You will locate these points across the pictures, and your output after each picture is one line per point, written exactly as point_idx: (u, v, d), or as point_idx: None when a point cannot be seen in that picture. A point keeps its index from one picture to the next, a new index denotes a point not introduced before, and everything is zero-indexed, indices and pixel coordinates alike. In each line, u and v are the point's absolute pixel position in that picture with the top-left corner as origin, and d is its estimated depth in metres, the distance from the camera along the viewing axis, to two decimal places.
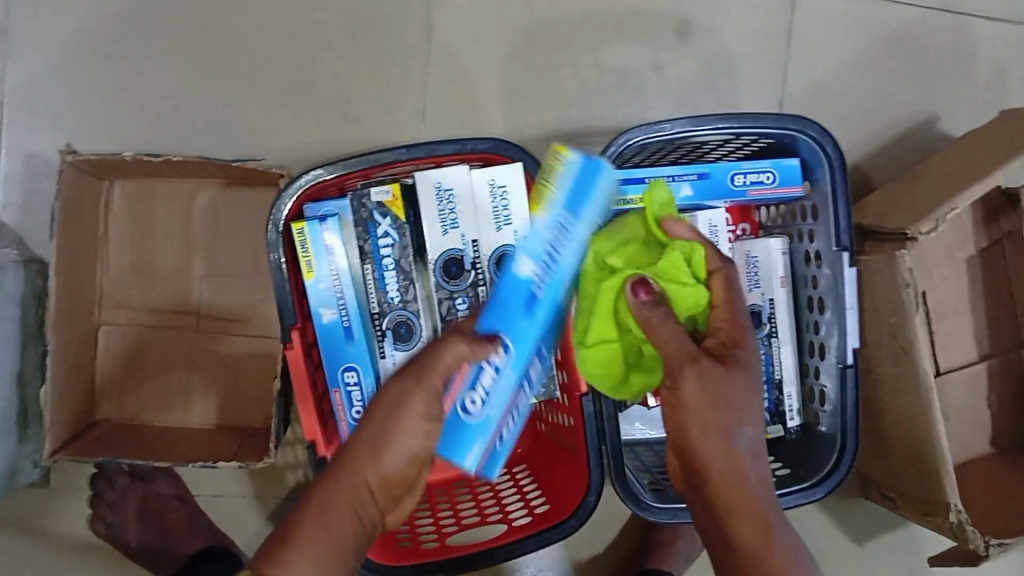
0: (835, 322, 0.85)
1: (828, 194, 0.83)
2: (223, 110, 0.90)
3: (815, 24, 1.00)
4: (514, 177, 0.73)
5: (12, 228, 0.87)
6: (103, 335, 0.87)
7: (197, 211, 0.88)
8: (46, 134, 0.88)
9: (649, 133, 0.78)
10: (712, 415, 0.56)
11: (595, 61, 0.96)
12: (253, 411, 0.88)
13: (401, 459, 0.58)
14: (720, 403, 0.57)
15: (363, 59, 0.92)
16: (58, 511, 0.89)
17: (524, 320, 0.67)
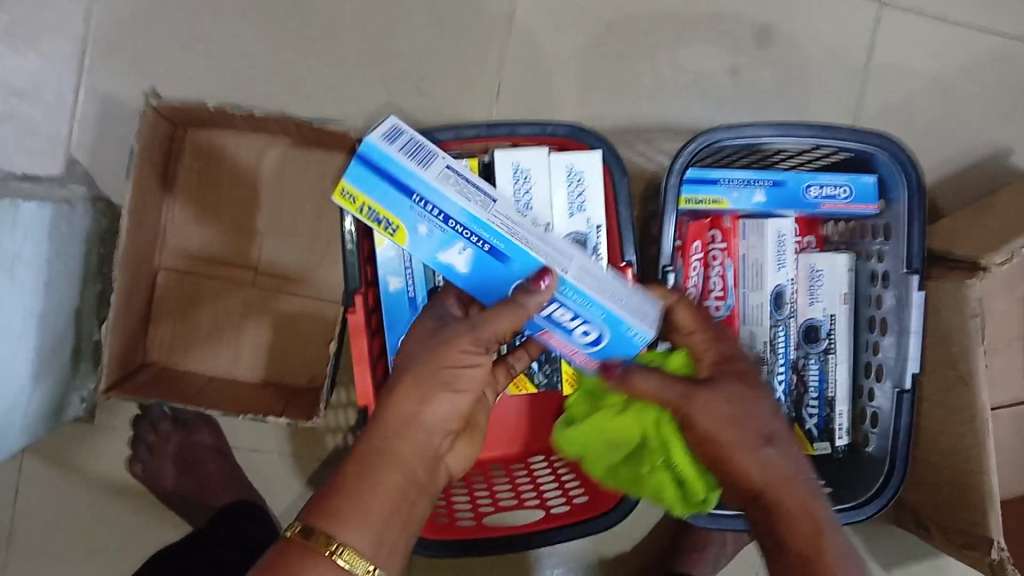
0: (895, 346, 0.84)
1: (903, 216, 0.82)
2: (299, 70, 0.90)
3: (898, 43, 0.98)
4: (592, 165, 0.73)
5: (83, 167, 0.87)
6: (161, 281, 0.87)
7: (265, 167, 0.87)
8: (122, 77, 0.88)
9: (733, 135, 0.77)
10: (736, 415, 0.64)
11: (675, 58, 0.95)
12: (301, 371, 0.88)
13: (442, 412, 0.58)
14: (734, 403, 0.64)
15: (442, 34, 0.91)
16: (99, 453, 0.90)
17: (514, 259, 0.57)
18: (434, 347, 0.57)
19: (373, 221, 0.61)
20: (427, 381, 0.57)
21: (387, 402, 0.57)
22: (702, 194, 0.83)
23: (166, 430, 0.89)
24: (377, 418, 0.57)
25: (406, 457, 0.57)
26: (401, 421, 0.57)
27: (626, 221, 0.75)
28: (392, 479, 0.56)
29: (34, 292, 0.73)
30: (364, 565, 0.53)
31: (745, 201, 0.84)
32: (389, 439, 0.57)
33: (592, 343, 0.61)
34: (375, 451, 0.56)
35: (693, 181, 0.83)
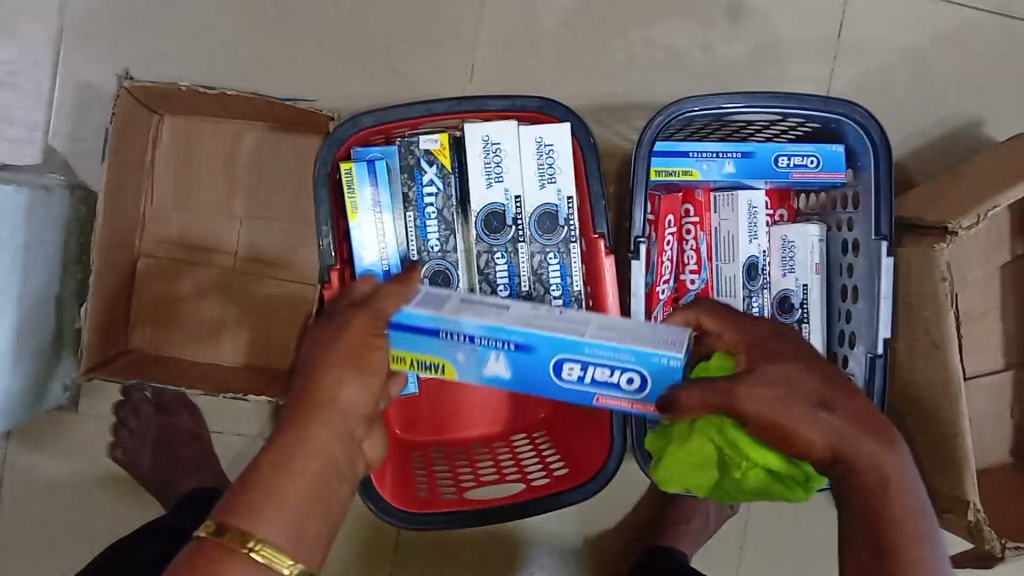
0: (865, 313, 0.86)
1: (872, 183, 0.83)
2: (275, 56, 0.91)
3: (867, 17, 1.00)
4: (561, 136, 0.74)
5: (60, 154, 0.88)
6: (141, 266, 0.88)
7: (242, 151, 0.88)
8: (99, 65, 0.88)
9: (702, 106, 0.79)
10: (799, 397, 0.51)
11: (646, 36, 0.96)
12: (282, 353, 0.89)
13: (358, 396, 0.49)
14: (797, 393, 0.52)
15: (415, 17, 0.92)
16: (82, 439, 0.90)
17: (537, 342, 0.51)
18: (337, 327, 0.51)
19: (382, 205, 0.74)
20: (341, 356, 0.49)
21: (300, 389, 0.49)
22: (673, 166, 0.84)
23: (148, 413, 0.89)
24: (295, 402, 0.49)
25: (328, 446, 0.48)
26: (316, 404, 0.48)
27: (597, 194, 0.75)
28: (312, 468, 0.47)
29: (11, 276, 0.74)
30: (289, 562, 0.45)
31: (716, 172, 0.85)
32: (305, 426, 0.48)
33: (632, 385, 0.52)
34: (287, 442, 0.47)
35: (662, 153, 0.84)
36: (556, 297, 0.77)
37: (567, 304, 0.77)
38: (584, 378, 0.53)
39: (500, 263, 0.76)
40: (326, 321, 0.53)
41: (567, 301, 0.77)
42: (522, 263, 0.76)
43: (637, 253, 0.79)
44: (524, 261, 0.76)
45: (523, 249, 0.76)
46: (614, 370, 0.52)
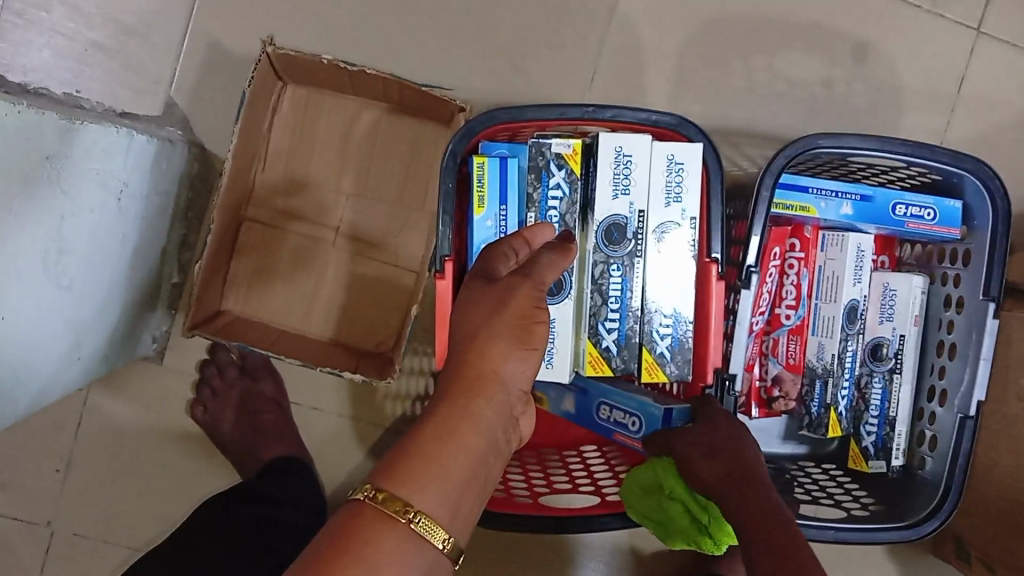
0: (961, 372, 0.84)
1: (987, 241, 0.82)
2: (402, 38, 0.91)
3: (992, 74, 0.99)
4: (694, 156, 0.74)
5: (181, 110, 0.88)
6: (244, 230, 0.88)
7: (359, 129, 0.88)
8: (230, 24, 0.89)
9: (832, 143, 0.78)
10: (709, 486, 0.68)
11: (768, 66, 0.96)
12: (370, 333, 0.89)
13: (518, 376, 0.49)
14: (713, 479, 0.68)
15: (543, 18, 0.92)
16: (162, 394, 0.91)
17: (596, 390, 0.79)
18: (501, 295, 0.51)
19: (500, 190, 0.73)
20: (505, 327, 0.50)
21: (458, 355, 0.50)
22: (791, 200, 0.83)
23: (233, 376, 0.89)
24: (459, 369, 0.49)
25: (489, 420, 0.47)
26: (479, 374, 0.48)
27: (717, 215, 0.75)
28: (476, 442, 0.46)
29: (132, 224, 0.75)
30: (444, 536, 0.44)
31: (831, 212, 0.85)
32: (468, 399, 0.47)
33: (632, 430, 0.76)
34: (453, 410, 0.47)
35: (785, 186, 0.83)
36: (666, 316, 0.76)
37: (676, 324, 0.76)
38: (613, 420, 0.78)
39: (615, 276, 0.76)
40: (485, 283, 0.53)
41: (677, 321, 0.76)
42: (636, 277, 0.76)
43: (748, 283, 0.77)
44: (637, 276, 0.76)
45: (639, 263, 0.76)
46: (626, 416, 0.76)
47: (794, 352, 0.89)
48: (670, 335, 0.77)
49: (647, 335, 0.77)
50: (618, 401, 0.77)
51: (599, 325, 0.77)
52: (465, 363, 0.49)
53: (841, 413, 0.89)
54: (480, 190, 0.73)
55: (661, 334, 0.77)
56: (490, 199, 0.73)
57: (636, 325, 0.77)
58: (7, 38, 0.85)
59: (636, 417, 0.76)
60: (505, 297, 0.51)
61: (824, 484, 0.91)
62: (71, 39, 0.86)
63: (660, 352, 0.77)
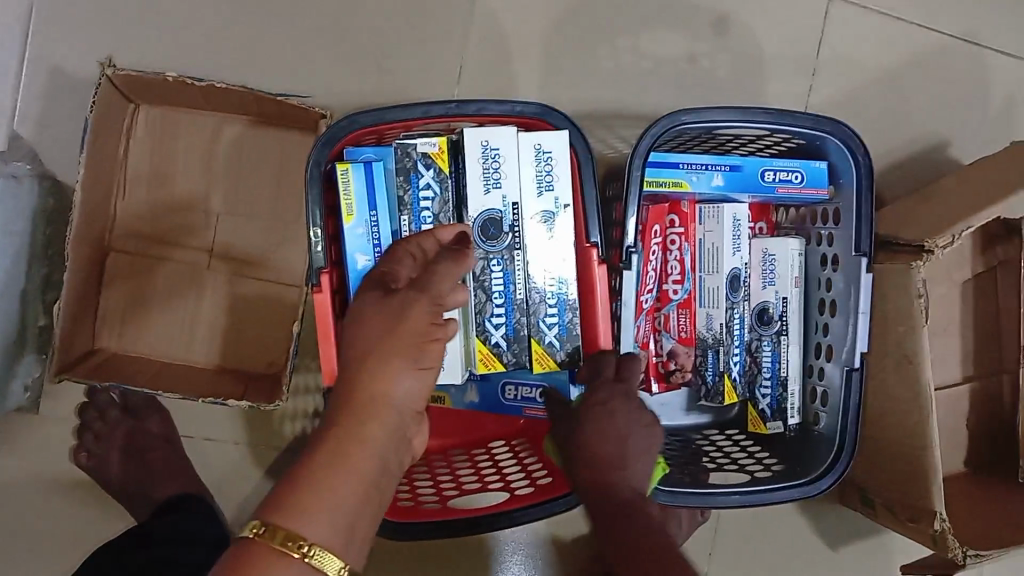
0: (844, 327, 0.87)
1: (853, 199, 0.85)
2: (258, 48, 0.88)
3: (845, 36, 1.02)
4: (560, 144, 0.74)
5: (28, 142, 0.83)
6: (110, 262, 0.84)
7: (222, 145, 0.85)
8: (71, 48, 0.84)
9: (694, 118, 0.79)
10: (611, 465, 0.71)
11: (634, 46, 0.96)
12: (257, 354, 0.86)
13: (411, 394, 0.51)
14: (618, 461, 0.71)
15: (403, 15, 0.91)
16: (42, 442, 0.86)
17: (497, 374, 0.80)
18: (395, 312, 0.52)
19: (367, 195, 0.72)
20: (398, 348, 0.50)
21: (350, 378, 0.51)
22: (664, 177, 0.85)
23: (115, 416, 0.85)
24: (352, 393, 0.50)
25: (380, 441, 0.49)
26: (369, 399, 0.50)
27: (592, 201, 0.75)
28: (367, 464, 0.48)
29: None
30: (339, 564, 0.45)
31: (705, 185, 0.86)
32: (358, 423, 0.49)
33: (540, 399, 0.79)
34: (343, 435, 0.49)
35: (656, 165, 0.85)
36: (551, 306, 0.77)
37: (561, 312, 0.77)
38: (520, 396, 0.80)
39: (496, 270, 0.76)
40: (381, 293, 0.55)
41: (562, 309, 0.77)
42: (517, 270, 0.76)
43: (629, 263, 0.78)
44: (519, 268, 0.76)
45: (519, 256, 0.75)
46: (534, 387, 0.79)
47: (685, 328, 0.90)
48: (557, 323, 0.77)
49: (534, 327, 0.77)
50: (523, 377, 0.79)
51: (486, 321, 0.77)
52: (355, 385, 0.50)
53: (735, 379, 0.91)
54: (346, 196, 0.72)
55: (550, 324, 0.77)
56: (359, 205, 0.72)
57: (524, 318, 0.77)
58: None
59: (542, 389, 0.79)
60: (398, 314, 0.51)
61: (725, 448, 0.93)
62: None
63: (549, 342, 0.78)
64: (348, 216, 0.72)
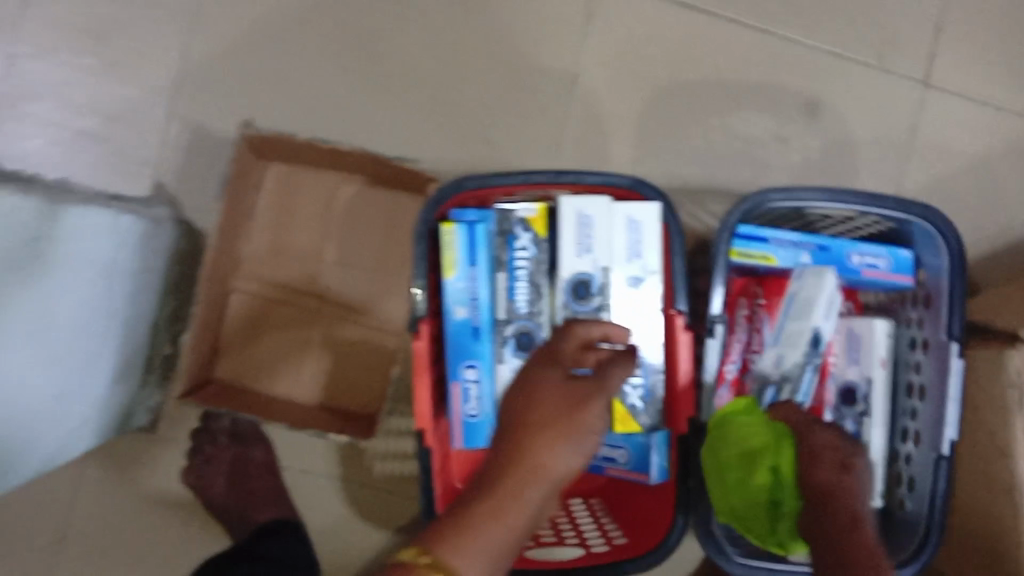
0: (932, 414, 0.86)
1: (944, 287, 0.85)
2: (376, 114, 0.96)
3: (939, 124, 1.04)
4: (651, 215, 0.77)
5: (169, 190, 0.93)
6: (233, 301, 0.92)
7: (339, 202, 0.93)
8: (212, 110, 0.94)
9: (785, 197, 0.82)
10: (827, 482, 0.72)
11: (727, 124, 1.00)
12: (355, 396, 0.92)
13: (563, 469, 0.61)
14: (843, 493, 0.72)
15: (510, 89, 0.98)
16: (154, 463, 0.93)
17: None
18: (574, 397, 0.64)
19: (468, 254, 0.77)
20: (569, 429, 0.62)
21: (522, 441, 0.62)
22: (753, 250, 0.87)
23: (224, 443, 0.92)
24: (516, 446, 0.62)
25: (531, 501, 0.59)
26: (532, 467, 0.60)
27: (679, 271, 0.78)
28: (519, 522, 0.57)
29: (120, 299, 0.78)
30: None
31: (790, 261, 0.88)
32: (517, 490, 0.58)
33: (623, 461, 0.82)
34: (506, 492, 0.58)
35: (744, 237, 0.87)
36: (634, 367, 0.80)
37: (644, 374, 0.80)
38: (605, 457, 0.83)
39: None
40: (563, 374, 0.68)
41: (645, 371, 0.80)
42: None
43: (713, 333, 0.80)
44: None
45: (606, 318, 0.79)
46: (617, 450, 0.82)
47: None
48: (640, 385, 0.81)
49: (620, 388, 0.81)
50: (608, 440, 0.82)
51: None
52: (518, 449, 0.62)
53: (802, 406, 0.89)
54: (446, 253, 0.77)
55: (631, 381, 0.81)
56: (461, 262, 0.77)
57: None
58: (2, 130, 0.91)
59: (624, 449, 0.82)
60: (577, 399, 0.64)
61: None
62: (61, 127, 0.92)
63: (632, 402, 0.81)
64: (451, 270, 0.77)
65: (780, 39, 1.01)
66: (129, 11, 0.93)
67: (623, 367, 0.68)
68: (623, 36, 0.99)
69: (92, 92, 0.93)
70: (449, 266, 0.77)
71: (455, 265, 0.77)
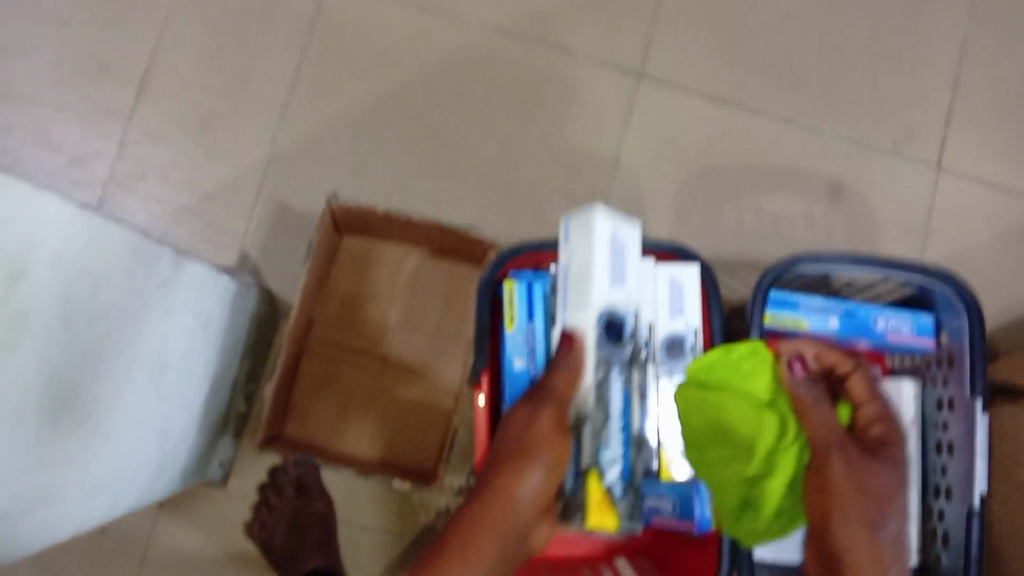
0: (961, 468, 0.90)
1: (966, 349, 0.90)
2: (438, 194, 1.06)
3: (957, 204, 1.12)
4: (693, 277, 0.86)
5: (252, 261, 1.03)
6: (305, 361, 1.00)
7: (405, 273, 1.02)
8: (295, 189, 1.05)
9: (814, 264, 0.89)
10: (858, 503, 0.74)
11: (757, 204, 1.10)
12: (414, 453, 0.99)
13: (531, 491, 0.73)
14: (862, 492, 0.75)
15: (559, 173, 1.08)
16: (223, 512, 0.99)
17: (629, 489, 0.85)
18: (526, 430, 0.75)
19: (528, 309, 0.84)
20: (525, 458, 0.73)
21: (496, 477, 0.74)
22: (787, 314, 0.94)
23: (289, 495, 0.97)
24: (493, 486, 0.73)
25: (502, 525, 0.71)
26: (504, 494, 0.72)
27: (718, 329, 0.86)
28: (489, 543, 0.70)
29: (214, 351, 0.87)
30: None
31: (821, 324, 0.95)
32: (484, 513, 0.72)
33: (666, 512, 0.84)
34: (477, 517, 0.72)
35: (778, 302, 0.94)
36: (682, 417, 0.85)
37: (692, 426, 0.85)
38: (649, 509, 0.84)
39: None
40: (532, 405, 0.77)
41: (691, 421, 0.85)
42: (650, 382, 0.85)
43: None
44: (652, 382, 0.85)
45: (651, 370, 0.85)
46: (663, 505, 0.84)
47: None
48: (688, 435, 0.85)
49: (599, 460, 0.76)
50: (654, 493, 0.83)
51: None
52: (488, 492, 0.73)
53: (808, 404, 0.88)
54: (506, 309, 0.85)
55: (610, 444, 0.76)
56: (523, 316, 0.84)
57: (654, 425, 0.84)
58: (113, 206, 1.03)
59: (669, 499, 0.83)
60: (529, 436, 0.74)
61: None
62: (161, 203, 1.04)
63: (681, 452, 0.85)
64: (512, 325, 0.85)
65: (804, 127, 1.12)
66: (224, 104, 1.06)
67: (567, 379, 0.76)
68: (660, 125, 1.10)
69: (190, 173, 1.05)
70: (511, 318, 0.85)
71: (517, 319, 0.85)
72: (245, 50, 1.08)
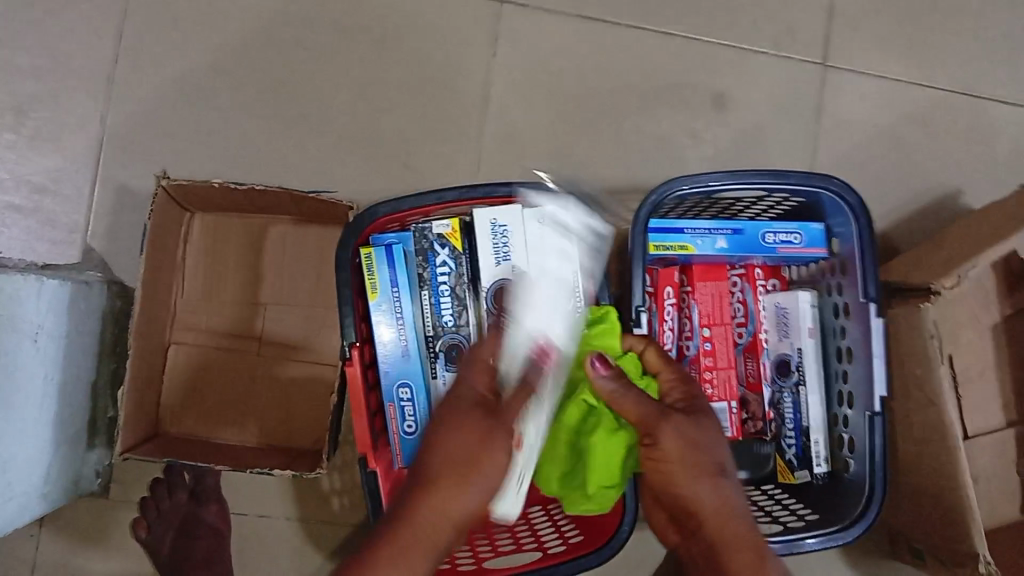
0: (862, 373, 0.88)
1: (857, 254, 0.87)
2: (296, 155, 0.99)
3: (842, 99, 1.08)
4: (564, 218, 0.80)
5: (98, 253, 0.95)
6: (171, 353, 0.93)
7: (268, 244, 0.95)
8: (137, 169, 0.97)
9: (693, 185, 0.84)
10: (690, 459, 0.68)
11: (639, 126, 1.04)
12: (305, 431, 0.93)
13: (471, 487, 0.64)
14: (695, 446, 0.69)
15: (424, 116, 1.01)
16: (111, 520, 0.95)
17: None
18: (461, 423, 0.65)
19: (390, 278, 0.80)
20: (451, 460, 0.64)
21: (424, 475, 0.64)
22: (671, 241, 0.89)
23: (182, 499, 0.93)
24: (412, 499, 0.63)
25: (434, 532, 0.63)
26: (433, 493, 0.63)
27: (598, 269, 0.80)
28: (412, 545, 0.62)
29: (55, 363, 0.82)
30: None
31: (709, 247, 0.90)
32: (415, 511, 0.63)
33: None
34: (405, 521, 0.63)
35: (661, 230, 0.89)
36: None
37: None
38: None
39: None
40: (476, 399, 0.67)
41: None
42: None
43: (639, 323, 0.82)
44: None
45: None
46: None
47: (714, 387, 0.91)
48: None
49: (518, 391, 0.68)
50: None
51: None
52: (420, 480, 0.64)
53: None
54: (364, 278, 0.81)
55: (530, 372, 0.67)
56: (386, 284, 0.80)
57: None
58: None
59: None
60: (457, 426, 0.65)
61: (763, 504, 0.93)
62: None
63: None
64: (377, 293, 0.80)
65: (680, 38, 1.05)
66: (43, 85, 0.97)
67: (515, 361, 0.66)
68: (527, 54, 1.03)
69: (15, 166, 0.95)
70: (373, 283, 0.80)
71: (378, 289, 0.80)
72: (57, 21, 0.97)
